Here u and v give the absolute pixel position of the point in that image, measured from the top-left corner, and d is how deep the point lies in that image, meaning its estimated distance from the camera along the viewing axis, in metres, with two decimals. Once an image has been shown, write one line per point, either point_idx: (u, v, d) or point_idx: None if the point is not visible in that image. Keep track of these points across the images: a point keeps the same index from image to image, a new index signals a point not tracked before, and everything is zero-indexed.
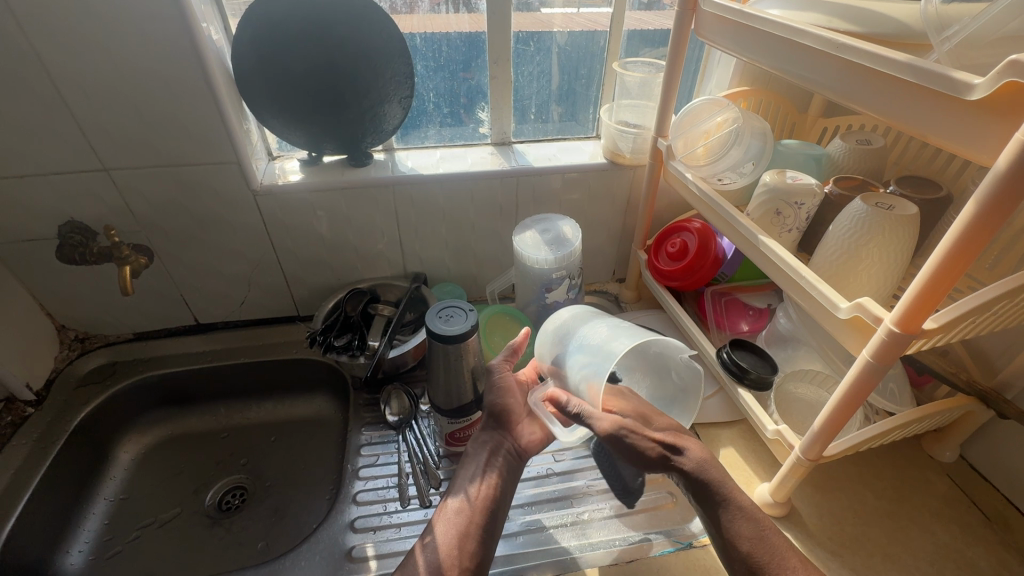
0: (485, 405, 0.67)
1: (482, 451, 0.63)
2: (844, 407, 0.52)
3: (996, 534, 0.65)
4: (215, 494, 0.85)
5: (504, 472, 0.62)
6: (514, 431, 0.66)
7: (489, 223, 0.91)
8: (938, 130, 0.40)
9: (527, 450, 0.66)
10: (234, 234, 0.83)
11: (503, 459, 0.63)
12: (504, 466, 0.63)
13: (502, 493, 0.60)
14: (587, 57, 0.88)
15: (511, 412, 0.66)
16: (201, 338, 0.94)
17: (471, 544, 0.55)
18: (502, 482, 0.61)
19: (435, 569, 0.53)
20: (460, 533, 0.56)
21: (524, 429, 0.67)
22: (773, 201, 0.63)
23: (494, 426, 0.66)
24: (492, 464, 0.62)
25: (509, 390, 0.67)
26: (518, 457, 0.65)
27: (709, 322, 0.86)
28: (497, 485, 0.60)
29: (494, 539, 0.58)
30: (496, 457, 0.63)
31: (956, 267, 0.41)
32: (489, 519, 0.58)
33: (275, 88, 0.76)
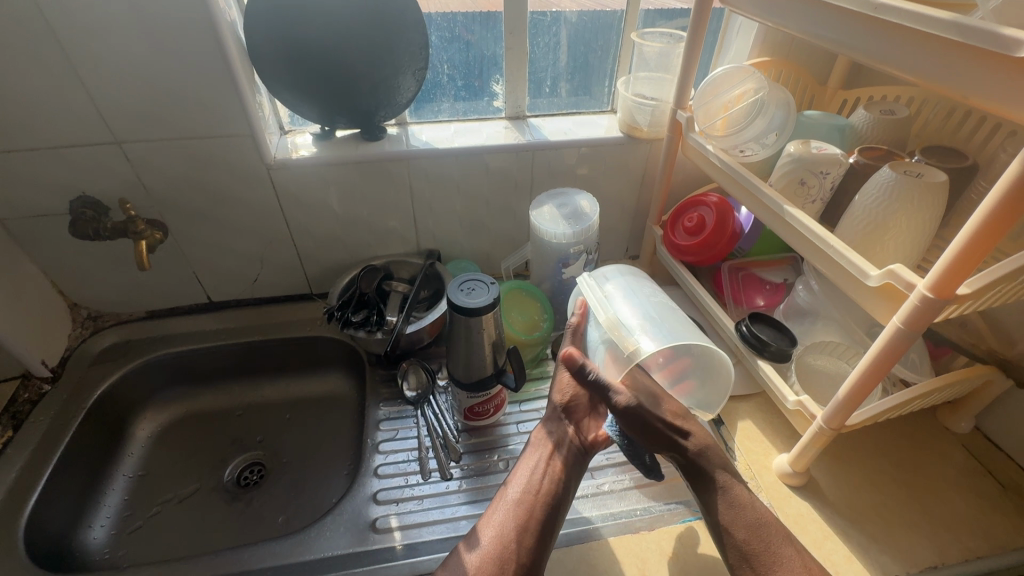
0: (553, 400, 0.70)
1: (547, 444, 0.66)
2: (871, 375, 0.52)
3: (1013, 501, 0.66)
4: (233, 469, 0.85)
5: (571, 465, 0.64)
6: (580, 429, 0.69)
7: (504, 199, 0.91)
8: (982, 90, 0.39)
9: (594, 446, 0.69)
10: (247, 210, 0.82)
11: (567, 452, 0.65)
12: (570, 458, 0.65)
13: (565, 486, 0.62)
14: (603, 28, 0.87)
15: (577, 407, 0.70)
16: (214, 316, 0.93)
17: (532, 529, 0.58)
18: (566, 474, 0.63)
19: (495, 552, 0.56)
20: (522, 521, 0.58)
21: (589, 427, 0.70)
22: (798, 170, 0.63)
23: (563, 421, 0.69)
24: (555, 457, 0.65)
25: (577, 384, 0.70)
26: (584, 452, 0.67)
27: (725, 297, 0.85)
28: (561, 477, 0.62)
29: (555, 529, 0.60)
30: (560, 450, 0.65)
31: (992, 233, 0.40)
32: (552, 508, 0.60)
33: (288, 58, 0.74)
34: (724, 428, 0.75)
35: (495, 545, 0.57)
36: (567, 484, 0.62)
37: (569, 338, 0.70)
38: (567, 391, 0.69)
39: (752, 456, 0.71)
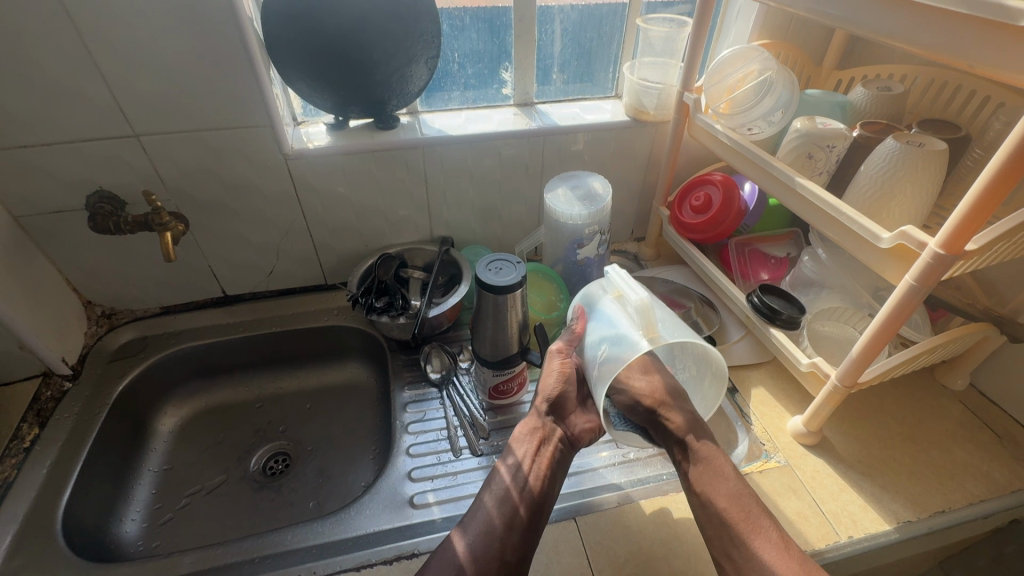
0: (544, 393, 0.70)
1: (532, 439, 0.67)
2: (869, 347, 0.58)
3: (1008, 450, 0.71)
4: (259, 458, 0.86)
5: (556, 460, 0.66)
6: (565, 422, 0.71)
7: (515, 185, 0.93)
8: (988, 59, 0.43)
9: (579, 439, 0.71)
10: (264, 201, 0.83)
11: (553, 449, 0.67)
12: (555, 454, 0.66)
13: (550, 484, 0.63)
14: (608, 15, 0.89)
15: (563, 401, 0.71)
16: (229, 310, 0.93)
17: (517, 524, 0.59)
18: (551, 471, 0.64)
19: (479, 551, 0.57)
20: (505, 518, 0.59)
21: (576, 419, 0.72)
22: (805, 145, 0.66)
23: (548, 416, 0.70)
24: (541, 453, 0.66)
25: (567, 376, 0.70)
26: (569, 445, 0.69)
27: (733, 272, 0.88)
28: (547, 474, 0.64)
29: (539, 526, 0.61)
30: (546, 446, 0.67)
31: (998, 192, 0.44)
32: (538, 505, 0.61)
33: (303, 48, 0.74)
34: (738, 395, 0.79)
35: (480, 542, 0.58)
36: (552, 481, 0.64)
37: (567, 341, 0.72)
38: (555, 384, 0.70)
39: (768, 419, 0.75)
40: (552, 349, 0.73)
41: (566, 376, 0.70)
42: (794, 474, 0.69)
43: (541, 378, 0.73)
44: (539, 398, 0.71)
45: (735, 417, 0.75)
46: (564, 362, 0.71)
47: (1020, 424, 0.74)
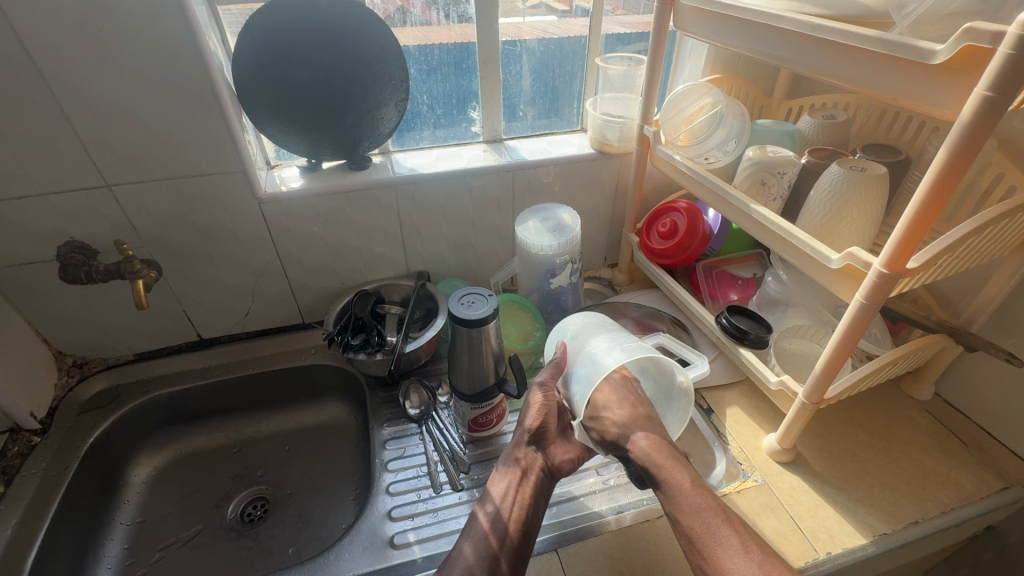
0: (525, 425, 0.70)
1: (516, 469, 0.67)
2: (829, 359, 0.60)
3: (975, 457, 0.73)
4: (237, 505, 0.84)
5: (538, 490, 0.66)
6: (548, 453, 0.70)
7: (488, 218, 0.95)
8: (907, 92, 0.46)
9: (560, 469, 0.70)
10: (239, 244, 0.84)
11: (535, 479, 0.66)
12: (538, 484, 0.66)
13: (534, 515, 0.63)
14: (569, 55, 0.93)
15: (546, 432, 0.71)
16: (204, 354, 0.93)
17: (502, 559, 0.58)
18: (534, 502, 0.64)
19: None
20: (488, 557, 0.58)
21: (556, 450, 0.72)
22: (758, 173, 0.70)
23: (529, 446, 0.70)
24: (525, 483, 0.66)
25: (548, 410, 0.71)
26: (550, 475, 0.68)
27: (703, 294, 0.91)
28: (529, 505, 0.64)
29: (523, 562, 0.60)
30: (529, 475, 0.67)
31: (928, 216, 0.46)
32: (523, 538, 0.61)
33: (274, 96, 0.77)
34: (714, 416, 0.80)
35: None
36: (536, 512, 0.64)
37: (551, 371, 0.72)
38: (538, 417, 0.70)
39: (743, 438, 0.77)
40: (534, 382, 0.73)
41: (548, 410, 0.71)
42: (772, 492, 0.70)
43: (523, 408, 0.73)
44: (522, 426, 0.71)
45: (712, 438, 0.76)
46: (548, 394, 0.72)
47: (986, 430, 0.76)
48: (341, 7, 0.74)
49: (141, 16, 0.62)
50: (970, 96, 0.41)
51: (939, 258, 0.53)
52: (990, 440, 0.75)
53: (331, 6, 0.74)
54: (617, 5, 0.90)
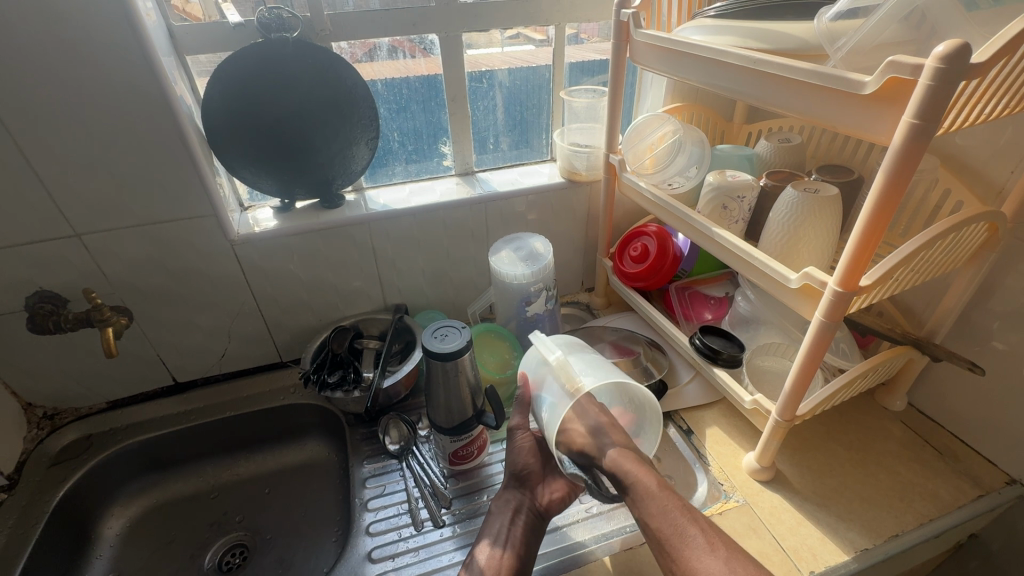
0: (508, 466, 0.72)
1: (506, 511, 0.67)
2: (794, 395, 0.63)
3: (951, 465, 0.74)
4: (214, 555, 0.82)
5: (528, 533, 0.66)
6: (535, 493, 0.70)
7: (463, 248, 0.96)
8: (843, 120, 0.49)
9: (549, 509, 0.69)
10: (213, 286, 0.84)
11: (525, 519, 0.67)
12: (528, 524, 0.66)
13: (527, 554, 0.64)
14: (535, 89, 0.96)
15: (534, 472, 0.71)
16: (180, 398, 0.91)
17: None
18: (526, 542, 0.65)
19: None
20: None
21: (545, 490, 0.71)
22: (719, 198, 0.72)
23: (518, 488, 0.70)
24: (516, 523, 0.66)
25: (533, 451, 0.72)
26: (540, 516, 0.68)
27: (677, 315, 0.92)
28: (520, 548, 0.64)
29: None
30: (520, 516, 0.67)
31: (872, 238, 0.49)
32: None
33: (244, 140, 0.78)
34: (694, 437, 0.80)
35: None
36: (529, 551, 0.64)
37: (522, 414, 0.73)
38: (523, 457, 0.72)
39: (723, 458, 0.77)
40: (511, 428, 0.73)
41: (534, 449, 0.72)
42: (753, 513, 0.70)
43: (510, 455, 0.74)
44: (507, 472, 0.72)
45: (693, 459, 0.77)
46: (525, 435, 0.72)
47: (960, 438, 0.77)
48: (310, 48, 0.76)
49: (108, 70, 0.64)
50: (898, 124, 0.43)
51: (891, 275, 0.55)
52: (963, 448, 0.76)
53: (298, 52, 0.76)
54: (593, 34, 0.94)
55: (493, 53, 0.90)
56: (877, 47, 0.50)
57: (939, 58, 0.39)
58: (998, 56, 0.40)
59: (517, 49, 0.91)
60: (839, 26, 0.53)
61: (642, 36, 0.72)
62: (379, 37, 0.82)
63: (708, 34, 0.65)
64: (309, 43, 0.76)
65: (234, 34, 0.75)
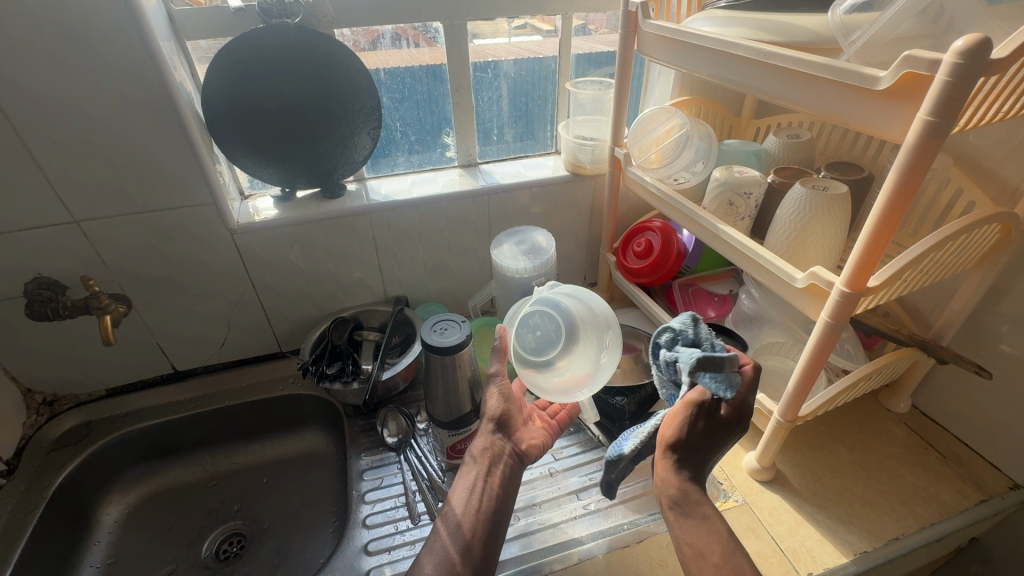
0: (486, 412, 0.68)
1: (482, 461, 0.65)
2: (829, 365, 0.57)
3: (953, 468, 0.74)
4: (212, 543, 0.82)
5: (506, 479, 0.64)
6: (515, 438, 0.68)
7: (464, 241, 0.95)
8: (855, 117, 0.48)
9: (528, 454, 0.68)
10: (211, 274, 0.83)
11: (504, 466, 0.65)
12: (505, 474, 0.65)
13: (503, 503, 0.63)
14: (541, 80, 0.94)
15: (511, 418, 0.68)
16: (179, 387, 0.91)
17: (471, 558, 0.57)
18: (502, 492, 0.63)
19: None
20: (454, 559, 0.57)
21: (523, 434, 0.70)
22: (725, 194, 0.71)
23: (496, 435, 0.67)
24: (493, 474, 0.64)
25: (509, 396, 0.69)
26: (519, 461, 0.67)
27: (680, 312, 0.91)
28: (499, 495, 0.63)
29: (495, 550, 0.60)
30: (497, 465, 0.65)
31: (881, 238, 0.47)
32: (491, 529, 0.60)
33: (244, 128, 0.77)
34: None
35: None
36: (505, 502, 0.63)
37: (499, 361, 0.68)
38: (499, 403, 0.68)
39: (724, 458, 0.76)
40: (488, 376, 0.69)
41: (509, 396, 0.69)
42: (752, 513, 0.69)
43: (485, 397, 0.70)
44: (485, 416, 0.68)
45: None
46: (504, 383, 0.69)
47: (964, 441, 0.76)
48: (310, 35, 0.75)
49: (106, 55, 0.63)
50: (913, 120, 0.42)
51: (907, 270, 0.53)
52: (967, 451, 0.75)
53: (299, 40, 0.74)
54: (599, 25, 0.92)
55: (497, 42, 0.88)
56: (893, 41, 0.49)
57: (959, 54, 0.37)
58: (1019, 52, 0.38)
59: (521, 40, 0.89)
60: (854, 19, 0.51)
61: (649, 27, 0.70)
62: (382, 25, 0.80)
63: (718, 26, 0.64)
64: (310, 29, 0.74)
65: (234, 19, 0.74)
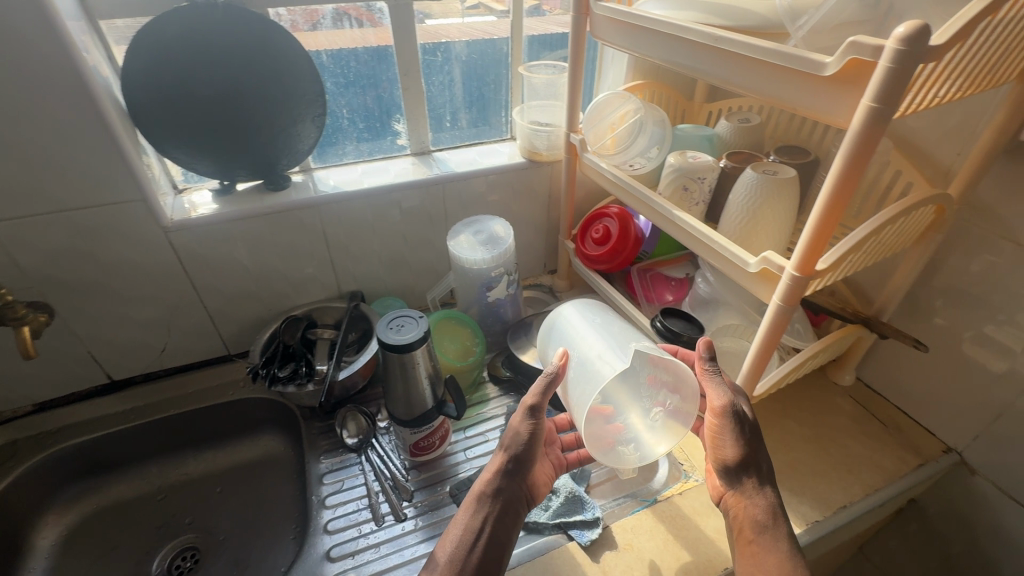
0: (506, 452, 0.63)
1: (492, 506, 0.61)
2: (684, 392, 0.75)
3: (893, 436, 0.78)
4: (163, 560, 0.78)
5: (510, 529, 0.61)
6: (528, 480, 0.64)
7: (420, 232, 0.92)
8: (803, 103, 0.48)
9: (537, 496, 0.65)
10: (146, 277, 0.77)
11: (510, 515, 0.61)
12: (510, 524, 0.61)
13: (502, 552, 0.60)
14: (493, 63, 0.91)
15: (529, 461, 0.63)
16: (118, 397, 0.85)
17: None
18: (502, 542, 0.60)
19: None
20: None
21: (538, 475, 0.66)
22: (680, 179, 0.71)
23: (510, 476, 0.63)
24: (496, 523, 0.61)
25: (535, 436, 0.63)
26: (526, 505, 0.64)
27: (639, 297, 0.92)
28: (498, 546, 0.60)
29: None
30: (502, 515, 0.61)
31: (828, 223, 0.49)
32: None
33: (173, 117, 0.71)
34: None
35: None
36: (504, 551, 0.60)
37: (539, 392, 0.62)
38: (522, 443, 0.62)
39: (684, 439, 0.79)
40: (524, 405, 0.64)
41: (536, 436, 0.63)
42: None
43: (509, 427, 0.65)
44: (503, 453, 0.63)
45: None
46: (537, 423, 0.63)
47: (902, 410, 0.81)
48: (243, 16, 0.70)
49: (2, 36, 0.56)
50: (857, 106, 0.42)
51: (854, 251, 0.55)
52: (905, 419, 0.80)
53: (230, 21, 0.69)
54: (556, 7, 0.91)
55: (446, 24, 0.84)
56: (837, 27, 0.49)
57: (900, 41, 0.38)
58: (955, 39, 0.39)
59: (471, 21, 0.86)
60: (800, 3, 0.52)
61: (602, 9, 0.69)
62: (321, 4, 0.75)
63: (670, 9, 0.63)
64: (240, 8, 0.69)
65: None
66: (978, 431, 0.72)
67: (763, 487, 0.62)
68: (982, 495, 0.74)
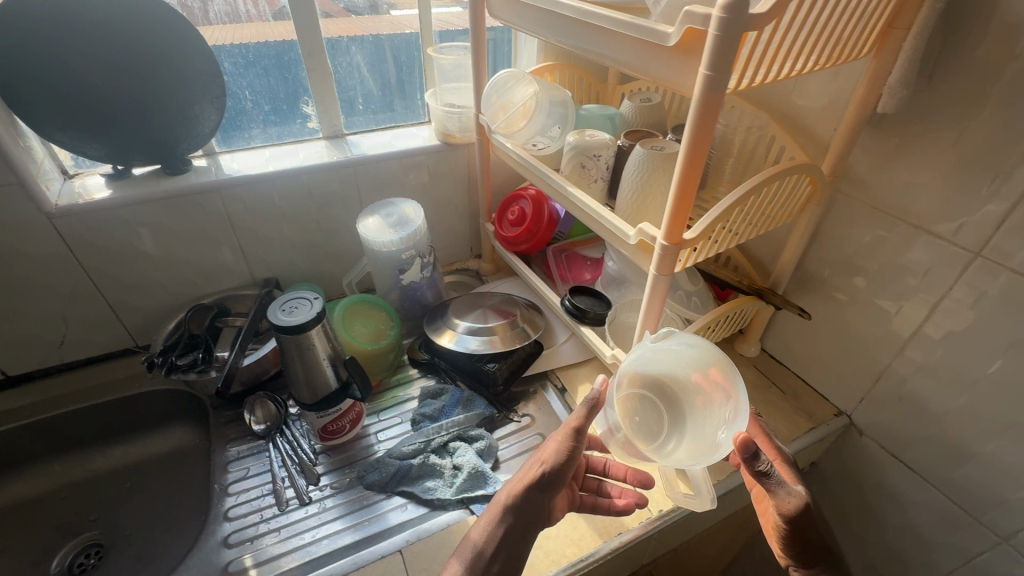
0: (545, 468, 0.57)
1: (509, 523, 0.56)
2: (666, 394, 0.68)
3: (791, 402, 0.82)
4: (63, 558, 0.75)
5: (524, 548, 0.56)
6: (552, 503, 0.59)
7: (335, 216, 0.91)
8: (658, 74, 0.49)
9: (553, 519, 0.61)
10: (33, 266, 0.74)
11: (530, 534, 0.57)
12: (528, 544, 0.56)
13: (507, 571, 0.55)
14: (404, 45, 0.90)
15: (563, 480, 0.58)
16: (14, 393, 0.82)
17: None
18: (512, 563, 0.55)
19: None
20: None
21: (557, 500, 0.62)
22: (577, 156, 0.72)
23: (537, 494, 0.57)
24: (515, 541, 0.56)
25: (574, 456, 0.58)
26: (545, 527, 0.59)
27: (555, 277, 0.92)
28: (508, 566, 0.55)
29: None
30: (523, 535, 0.56)
31: (688, 191, 0.50)
32: None
33: (50, 98, 0.68)
34: (567, 394, 0.83)
35: None
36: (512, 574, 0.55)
37: (586, 411, 0.58)
38: (562, 458, 0.57)
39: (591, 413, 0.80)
40: (570, 424, 0.59)
41: (575, 456, 0.58)
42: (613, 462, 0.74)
43: (550, 441, 0.60)
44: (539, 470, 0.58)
45: (563, 415, 0.81)
46: (581, 442, 0.58)
47: (801, 378, 0.85)
48: None
49: None
50: (697, 75, 0.44)
51: (728, 216, 0.57)
52: (803, 387, 0.84)
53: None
54: None
55: (350, 4, 0.83)
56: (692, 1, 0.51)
57: (722, 9, 0.39)
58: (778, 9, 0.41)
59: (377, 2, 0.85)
60: None
61: None
62: None
63: None
64: None
65: None
66: (863, 394, 0.76)
67: (812, 564, 0.54)
68: (868, 454, 0.78)
